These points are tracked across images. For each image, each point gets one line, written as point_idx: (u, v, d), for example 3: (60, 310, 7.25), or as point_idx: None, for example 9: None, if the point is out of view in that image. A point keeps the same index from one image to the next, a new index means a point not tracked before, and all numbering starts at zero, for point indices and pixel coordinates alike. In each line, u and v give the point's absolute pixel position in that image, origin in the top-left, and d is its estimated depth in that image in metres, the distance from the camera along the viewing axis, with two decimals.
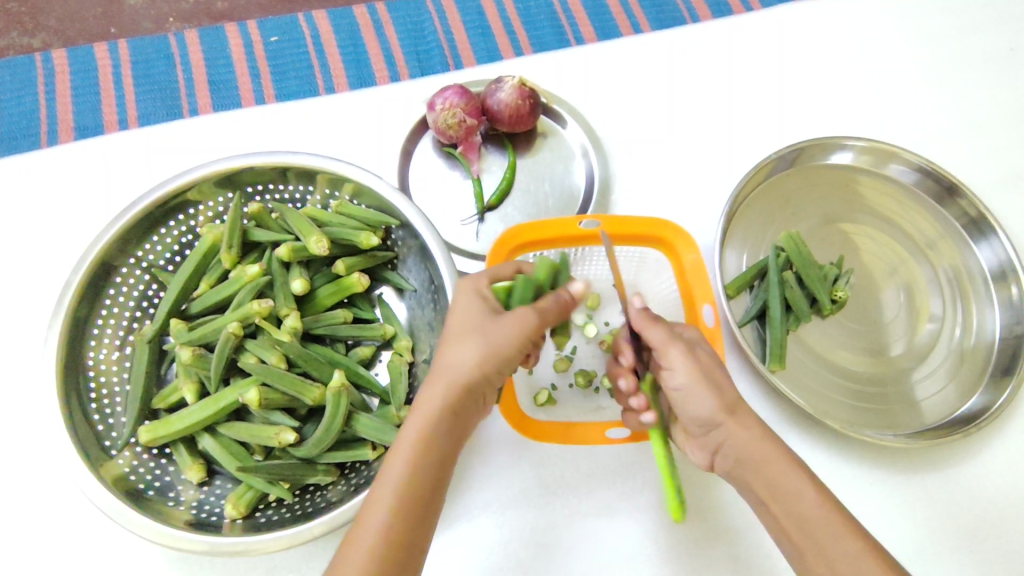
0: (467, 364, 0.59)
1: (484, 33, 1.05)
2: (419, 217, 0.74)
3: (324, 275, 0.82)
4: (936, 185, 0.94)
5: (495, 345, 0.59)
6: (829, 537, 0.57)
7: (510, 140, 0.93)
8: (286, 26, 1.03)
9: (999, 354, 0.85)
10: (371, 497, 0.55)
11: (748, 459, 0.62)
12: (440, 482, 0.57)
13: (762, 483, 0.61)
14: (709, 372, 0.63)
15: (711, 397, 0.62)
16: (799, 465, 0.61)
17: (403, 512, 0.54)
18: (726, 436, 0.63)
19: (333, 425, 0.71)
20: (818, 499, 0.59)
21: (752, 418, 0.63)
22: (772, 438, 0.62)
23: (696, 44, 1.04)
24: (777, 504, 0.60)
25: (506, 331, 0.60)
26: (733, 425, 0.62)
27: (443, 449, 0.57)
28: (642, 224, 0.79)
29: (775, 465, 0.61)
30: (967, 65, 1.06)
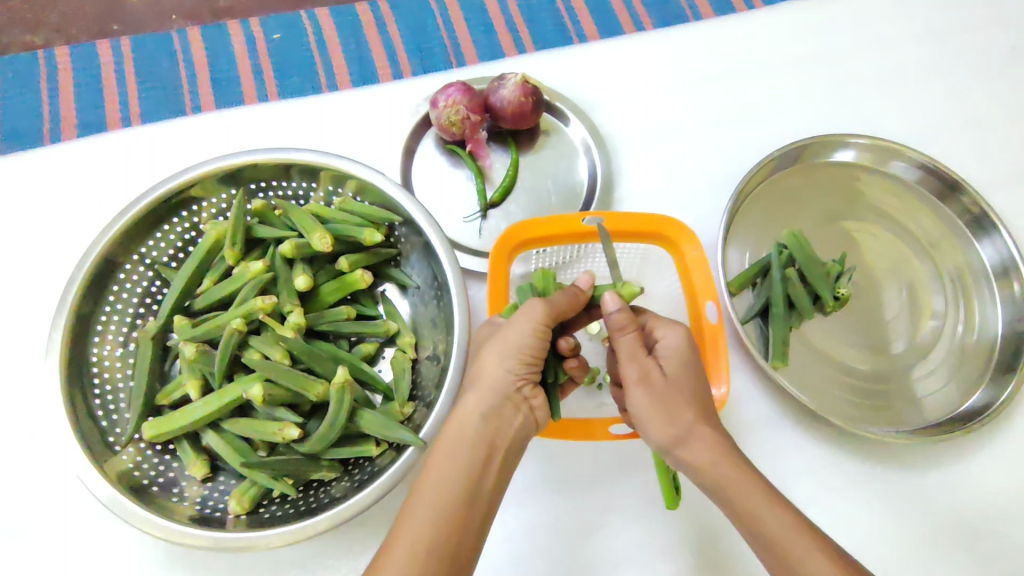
0: (487, 375, 0.63)
1: (485, 30, 1.05)
2: (422, 215, 0.74)
3: (327, 272, 0.81)
4: (938, 182, 0.94)
5: (510, 348, 0.63)
6: (794, 551, 0.57)
7: (513, 138, 0.93)
8: (288, 23, 1.03)
9: (1003, 350, 0.85)
10: (399, 517, 0.58)
11: (704, 481, 0.62)
12: (474, 489, 0.58)
13: (724, 501, 0.61)
14: (665, 400, 0.61)
15: (659, 430, 0.62)
16: (758, 480, 0.61)
17: (442, 516, 0.56)
18: (680, 461, 0.62)
19: (337, 420, 0.70)
20: (777, 512, 0.59)
21: (714, 442, 0.61)
22: (731, 459, 0.61)
23: (698, 41, 1.04)
24: (742, 526, 0.60)
25: (514, 331, 0.63)
26: (683, 453, 0.62)
27: (472, 455, 0.60)
28: (644, 221, 0.79)
29: (731, 487, 0.60)
30: (968, 63, 1.06)
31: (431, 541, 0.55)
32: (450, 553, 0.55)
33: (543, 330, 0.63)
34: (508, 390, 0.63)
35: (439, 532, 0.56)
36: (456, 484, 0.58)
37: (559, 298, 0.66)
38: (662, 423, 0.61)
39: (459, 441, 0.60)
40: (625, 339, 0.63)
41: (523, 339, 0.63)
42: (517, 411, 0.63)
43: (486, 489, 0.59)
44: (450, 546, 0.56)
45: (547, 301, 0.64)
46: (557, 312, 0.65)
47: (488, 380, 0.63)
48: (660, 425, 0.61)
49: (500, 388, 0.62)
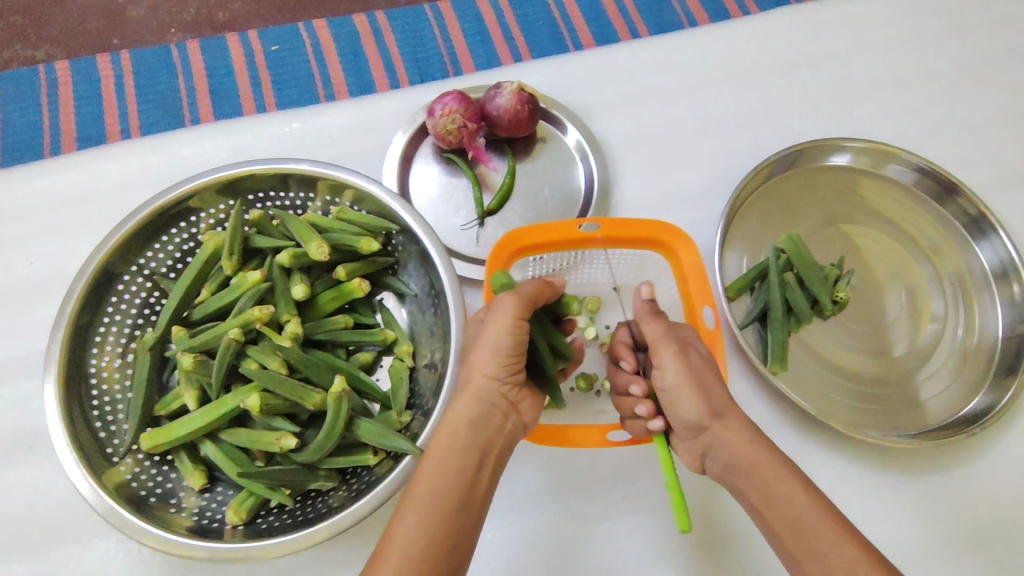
0: (474, 381, 0.65)
1: (482, 39, 1.05)
2: (418, 222, 0.75)
3: (325, 281, 0.80)
4: (934, 185, 0.94)
5: (490, 352, 0.65)
6: (820, 534, 0.58)
7: (510, 145, 0.94)
8: (286, 34, 1.04)
9: (1003, 352, 0.85)
10: (394, 515, 0.58)
11: (737, 462, 0.64)
12: (467, 490, 0.60)
13: (756, 490, 0.62)
14: (698, 376, 0.67)
15: (696, 402, 0.66)
16: (791, 469, 0.62)
17: (436, 515, 0.57)
18: (714, 439, 0.65)
19: (336, 426, 0.70)
20: (814, 506, 0.59)
21: (740, 426, 0.66)
22: (763, 443, 0.64)
23: (694, 49, 1.04)
24: (768, 509, 0.61)
25: (493, 332, 0.64)
26: (721, 428, 0.65)
27: (463, 459, 0.61)
28: (641, 226, 0.79)
29: (765, 468, 0.62)
30: (965, 67, 1.06)
31: (427, 541, 0.55)
32: (447, 553, 0.56)
33: (518, 326, 0.64)
34: (495, 396, 0.65)
35: (434, 529, 0.56)
36: (449, 486, 0.59)
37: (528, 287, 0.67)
38: (697, 397, 0.66)
39: (451, 446, 0.61)
40: (653, 321, 0.69)
41: (501, 341, 0.64)
42: (503, 419, 0.66)
43: (479, 493, 0.60)
44: (447, 546, 0.56)
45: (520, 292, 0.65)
46: (530, 303, 0.65)
47: (474, 386, 0.65)
48: (698, 397, 0.66)
49: (484, 394, 0.64)
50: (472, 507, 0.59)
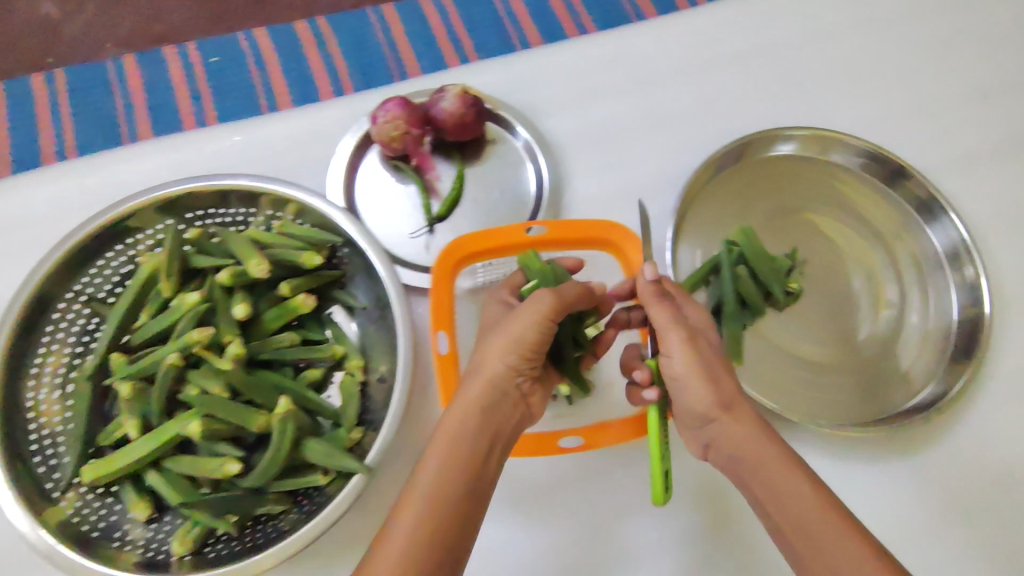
0: (490, 367, 0.64)
1: (427, 41, 1.03)
2: (364, 234, 0.74)
3: (269, 298, 0.78)
4: (882, 170, 0.94)
5: (511, 342, 0.65)
6: (826, 533, 0.58)
7: (458, 149, 0.92)
8: (226, 45, 1.02)
9: (957, 337, 0.86)
10: (396, 510, 0.57)
11: (741, 455, 0.64)
12: (475, 480, 0.59)
13: (760, 483, 0.62)
14: (708, 366, 0.66)
15: (706, 393, 0.65)
16: (799, 465, 0.62)
17: (442, 507, 0.56)
18: (720, 431, 0.66)
19: (281, 450, 0.69)
20: (820, 502, 0.59)
21: (748, 418, 0.65)
22: (769, 437, 0.64)
23: (646, 40, 1.01)
24: (773, 505, 0.61)
25: (520, 323, 0.65)
26: (729, 420, 0.65)
27: (474, 447, 0.61)
28: (587, 227, 0.77)
29: (771, 463, 0.62)
30: (916, 48, 1.06)
31: (431, 534, 0.55)
32: (448, 547, 0.55)
33: (547, 321, 0.65)
34: (507, 384, 0.65)
35: (437, 523, 0.55)
36: (455, 477, 0.58)
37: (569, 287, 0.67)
38: (705, 387, 0.65)
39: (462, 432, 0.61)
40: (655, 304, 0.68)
41: (527, 334, 0.65)
42: (513, 407, 0.66)
43: (485, 484, 0.60)
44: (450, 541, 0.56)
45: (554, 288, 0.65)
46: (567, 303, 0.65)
47: (488, 372, 0.64)
48: (707, 388, 0.65)
49: (499, 382, 0.64)
50: (477, 497, 0.59)
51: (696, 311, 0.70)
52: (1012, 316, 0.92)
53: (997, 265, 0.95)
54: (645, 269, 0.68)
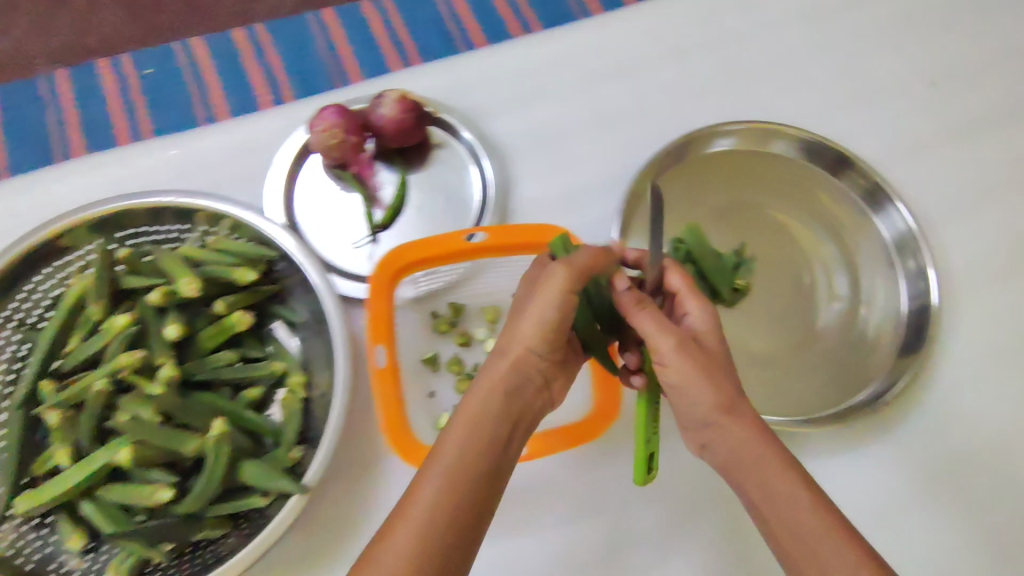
0: (513, 351, 0.65)
1: (368, 45, 1.01)
2: (297, 245, 0.73)
3: (204, 316, 0.76)
4: (823, 159, 0.93)
5: (535, 324, 0.65)
6: (818, 538, 0.58)
7: (401, 155, 0.90)
8: (161, 56, 0.99)
9: (907, 328, 0.86)
10: (402, 505, 0.57)
11: (738, 457, 0.63)
12: (494, 468, 0.60)
13: (755, 486, 0.61)
14: (706, 366, 0.63)
15: (705, 396, 0.63)
16: (793, 468, 0.61)
17: (454, 501, 0.56)
18: (717, 433, 0.64)
19: (213, 476, 0.68)
20: (813, 505, 0.59)
21: (749, 419, 0.63)
22: (765, 437, 0.63)
23: (588, 37, 1.00)
24: (766, 507, 0.60)
25: (543, 302, 0.64)
26: (728, 423, 0.63)
27: (495, 433, 0.62)
28: (525, 230, 0.77)
29: (767, 466, 0.61)
30: (861, 37, 1.05)
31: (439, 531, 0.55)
32: (458, 541, 0.55)
33: (569, 297, 0.64)
34: (529, 369, 0.66)
35: (447, 518, 0.55)
36: (474, 465, 0.58)
37: (582, 255, 0.66)
38: (705, 389, 0.63)
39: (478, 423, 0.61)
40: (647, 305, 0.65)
41: (549, 314, 0.64)
42: (533, 394, 0.67)
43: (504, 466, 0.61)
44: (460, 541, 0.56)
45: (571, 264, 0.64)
46: (582, 274, 0.64)
47: (512, 357, 0.65)
48: (706, 391, 0.63)
49: (522, 365, 0.65)
50: (494, 485, 0.59)
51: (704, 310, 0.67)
52: (962, 303, 0.92)
53: (946, 252, 0.95)
54: (617, 280, 0.67)
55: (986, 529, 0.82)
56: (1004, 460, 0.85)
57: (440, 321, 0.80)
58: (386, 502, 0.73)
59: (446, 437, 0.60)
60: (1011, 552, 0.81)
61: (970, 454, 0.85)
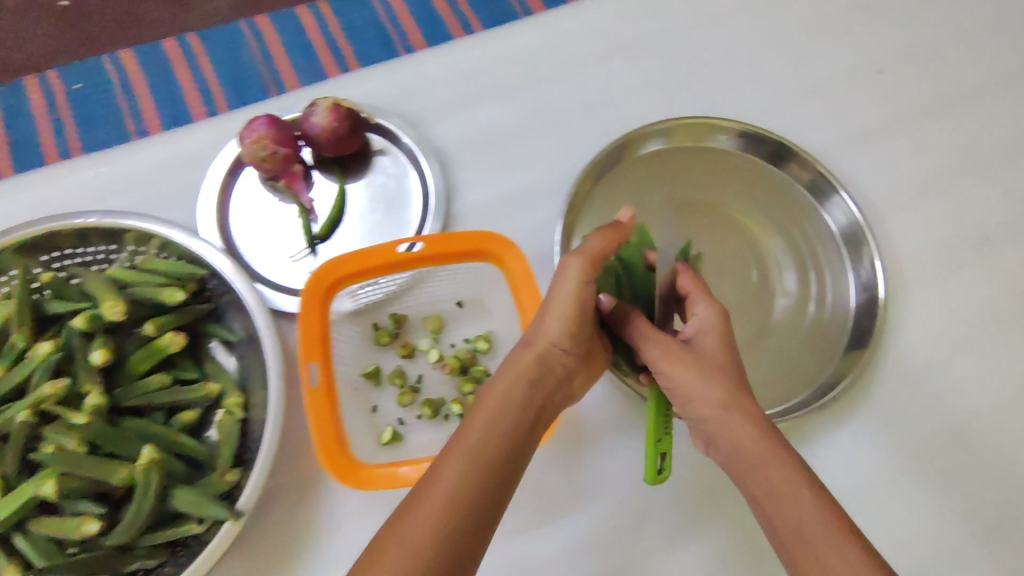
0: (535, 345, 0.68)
1: (304, 52, 0.99)
2: (228, 264, 0.72)
3: (134, 340, 0.74)
4: (762, 148, 0.92)
5: (555, 318, 0.68)
6: (821, 536, 0.57)
7: (339, 164, 0.88)
8: (89, 70, 0.96)
9: (854, 323, 0.86)
10: (408, 504, 0.57)
11: (740, 453, 0.63)
12: (512, 458, 0.61)
13: (757, 482, 0.62)
14: (708, 367, 0.67)
15: (704, 394, 0.65)
16: (798, 467, 0.61)
17: (464, 497, 0.57)
18: (720, 431, 0.65)
19: (144, 504, 0.66)
20: (817, 504, 0.59)
21: (754, 416, 0.64)
22: (769, 434, 0.63)
23: (530, 34, 0.98)
24: (769, 504, 0.60)
25: (562, 295, 0.68)
26: (726, 420, 0.65)
27: (515, 424, 0.63)
28: (465, 239, 0.76)
29: (769, 462, 0.61)
30: (806, 25, 1.04)
31: (447, 526, 0.55)
32: (466, 537, 0.55)
33: (585, 288, 0.67)
34: (552, 363, 0.68)
35: (456, 514, 0.56)
36: (492, 456, 0.60)
37: (592, 240, 0.69)
38: (706, 388, 0.66)
39: (498, 416, 0.63)
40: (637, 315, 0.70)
41: (568, 307, 0.68)
42: (554, 388, 0.68)
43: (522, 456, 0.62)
44: (468, 538, 0.55)
45: (583, 254, 0.68)
46: (593, 263, 0.68)
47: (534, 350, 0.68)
48: (705, 390, 0.65)
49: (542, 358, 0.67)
50: (511, 474, 0.60)
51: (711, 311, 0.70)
52: (911, 294, 0.91)
53: (896, 242, 0.94)
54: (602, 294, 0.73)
55: (940, 520, 0.81)
56: (955, 450, 0.85)
57: (381, 333, 0.78)
58: (328, 521, 0.71)
59: (465, 433, 0.61)
60: (965, 543, 0.81)
61: (924, 445, 0.84)
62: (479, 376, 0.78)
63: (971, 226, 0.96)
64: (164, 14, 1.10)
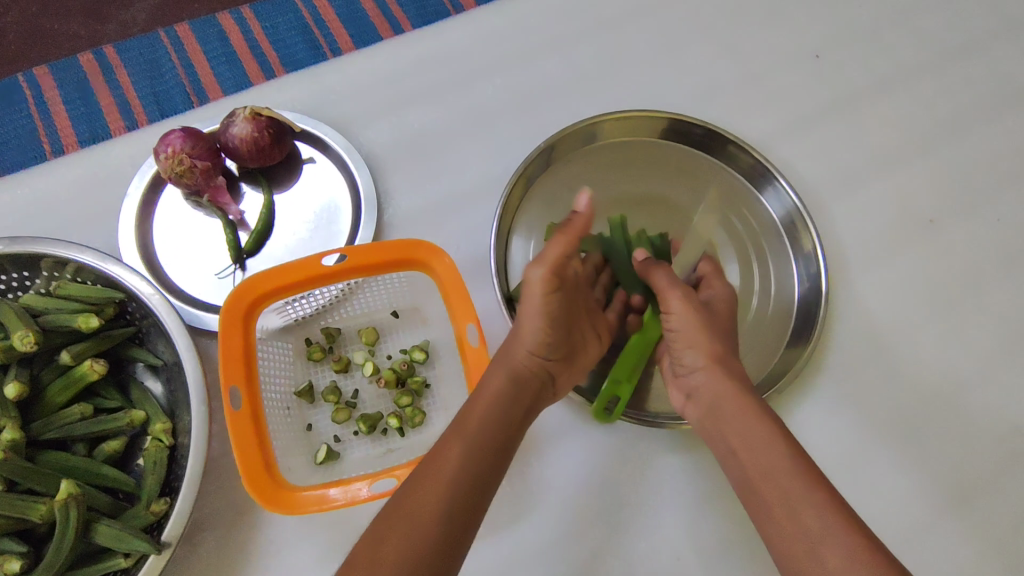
0: (515, 348, 0.71)
1: (228, 59, 0.96)
2: (144, 285, 0.69)
3: (53, 369, 0.71)
4: (691, 136, 0.91)
5: (532, 319, 0.71)
6: (795, 479, 0.60)
7: (265, 175, 0.85)
8: (3, 90, 0.92)
9: (797, 314, 0.85)
10: (416, 473, 0.60)
11: (719, 403, 0.68)
12: (500, 448, 0.63)
13: (736, 435, 0.65)
14: (708, 323, 0.73)
15: (698, 341, 0.72)
16: (772, 420, 0.65)
17: (466, 471, 0.60)
18: (703, 385, 0.70)
19: (64, 542, 0.63)
20: (788, 451, 0.62)
21: (735, 374, 0.70)
22: (747, 392, 0.68)
23: (457, 34, 0.96)
24: (746, 454, 0.64)
25: (532, 298, 0.71)
26: (714, 370, 0.70)
27: (506, 417, 0.66)
28: (393, 248, 0.74)
29: (748, 415, 0.65)
30: (738, 13, 1.03)
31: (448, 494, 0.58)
32: (463, 506, 0.58)
33: (546, 292, 0.70)
34: (533, 366, 0.71)
35: (457, 485, 0.59)
36: (485, 442, 0.62)
37: (552, 246, 0.71)
38: (703, 338, 0.72)
39: (496, 405, 0.66)
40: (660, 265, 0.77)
41: (537, 310, 0.71)
42: (539, 384, 0.71)
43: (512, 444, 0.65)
44: (462, 513, 0.57)
45: (545, 261, 0.71)
46: (554, 267, 0.70)
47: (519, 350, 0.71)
48: (702, 338, 0.72)
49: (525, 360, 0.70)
50: (500, 461, 0.63)
51: (722, 291, 0.79)
52: (856, 279, 0.91)
53: (840, 226, 0.93)
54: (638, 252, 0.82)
55: (891, 506, 0.80)
56: (904, 435, 0.83)
57: (314, 348, 0.76)
58: (262, 545, 0.69)
59: (468, 415, 0.64)
60: (922, 526, 0.80)
61: (877, 429, 0.84)
62: (416, 388, 0.76)
63: (914, 206, 0.95)
64: (84, 29, 1.06)
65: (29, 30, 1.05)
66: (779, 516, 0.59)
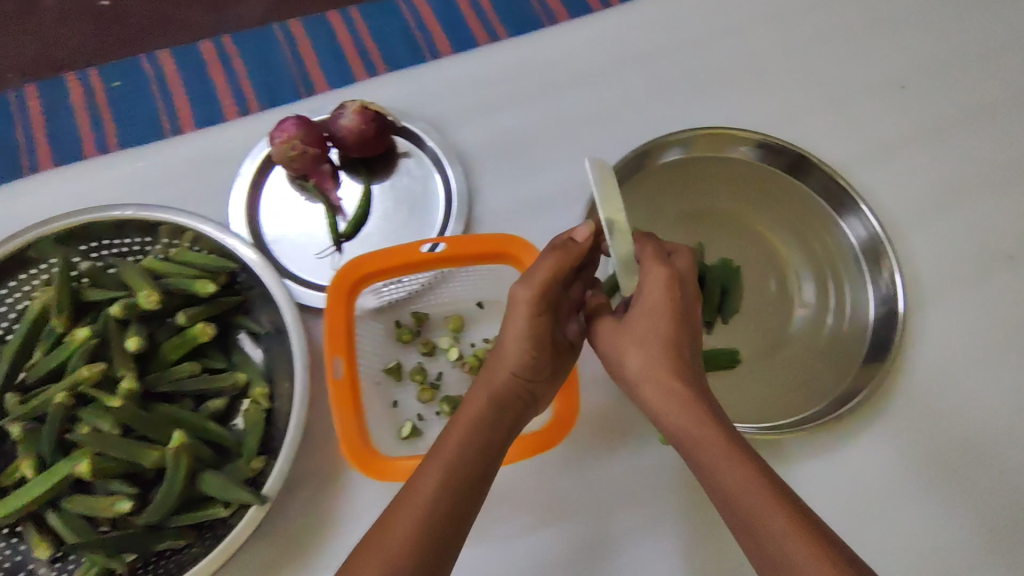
0: (497, 373, 0.69)
1: (335, 56, 1.02)
2: (258, 258, 0.74)
3: (167, 328, 0.77)
4: (781, 158, 0.93)
5: (515, 342, 0.69)
6: (753, 504, 0.58)
7: (366, 165, 0.91)
8: (129, 68, 1.00)
9: (869, 339, 0.87)
10: (395, 503, 0.60)
11: (665, 420, 0.65)
12: (482, 474, 0.63)
13: (690, 453, 0.63)
14: (630, 338, 0.67)
15: (624, 362, 0.67)
16: (723, 430, 0.61)
17: (445, 499, 0.60)
18: (648, 402, 0.66)
19: (174, 486, 0.68)
20: (743, 471, 0.59)
21: (671, 385, 0.64)
22: (693, 407, 0.63)
23: (553, 44, 1.00)
24: (701, 475, 0.62)
25: (514, 324, 0.69)
26: (644, 390, 0.66)
27: (488, 441, 0.65)
28: (486, 241, 0.78)
29: (696, 433, 0.62)
30: (827, 40, 1.05)
31: (431, 519, 0.59)
32: (447, 532, 0.59)
33: (530, 320, 0.68)
34: (517, 389, 0.69)
35: (433, 512, 0.59)
36: (462, 469, 0.62)
37: (541, 266, 0.69)
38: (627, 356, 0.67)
39: (473, 432, 0.65)
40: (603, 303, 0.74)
41: (520, 335, 0.69)
42: (522, 403, 0.69)
43: (493, 467, 0.64)
44: (445, 539, 0.58)
45: (530, 282, 0.68)
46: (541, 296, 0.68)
47: (501, 375, 0.69)
48: (628, 358, 0.67)
49: (509, 385, 0.69)
50: (484, 487, 0.62)
51: (652, 279, 0.66)
52: (929, 308, 0.92)
53: (915, 255, 0.95)
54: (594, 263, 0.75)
55: (953, 532, 0.82)
56: (970, 464, 0.85)
57: (404, 330, 0.81)
58: (348, 510, 0.74)
59: (438, 446, 0.64)
60: (983, 555, 0.81)
61: (942, 457, 0.85)
62: None
63: (991, 242, 0.96)
64: (197, 15, 1.13)
65: (147, 13, 1.13)
66: (748, 548, 0.58)
